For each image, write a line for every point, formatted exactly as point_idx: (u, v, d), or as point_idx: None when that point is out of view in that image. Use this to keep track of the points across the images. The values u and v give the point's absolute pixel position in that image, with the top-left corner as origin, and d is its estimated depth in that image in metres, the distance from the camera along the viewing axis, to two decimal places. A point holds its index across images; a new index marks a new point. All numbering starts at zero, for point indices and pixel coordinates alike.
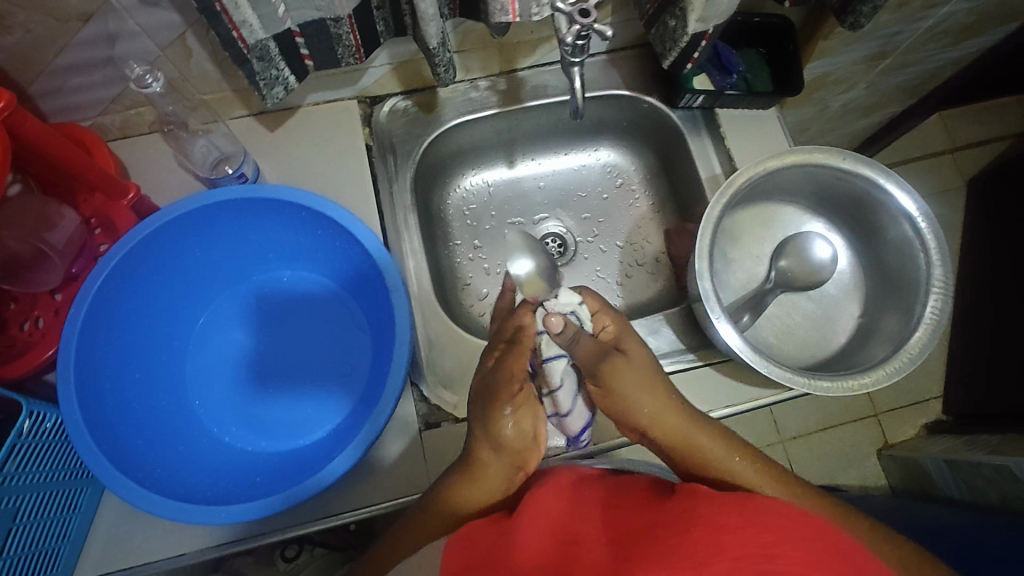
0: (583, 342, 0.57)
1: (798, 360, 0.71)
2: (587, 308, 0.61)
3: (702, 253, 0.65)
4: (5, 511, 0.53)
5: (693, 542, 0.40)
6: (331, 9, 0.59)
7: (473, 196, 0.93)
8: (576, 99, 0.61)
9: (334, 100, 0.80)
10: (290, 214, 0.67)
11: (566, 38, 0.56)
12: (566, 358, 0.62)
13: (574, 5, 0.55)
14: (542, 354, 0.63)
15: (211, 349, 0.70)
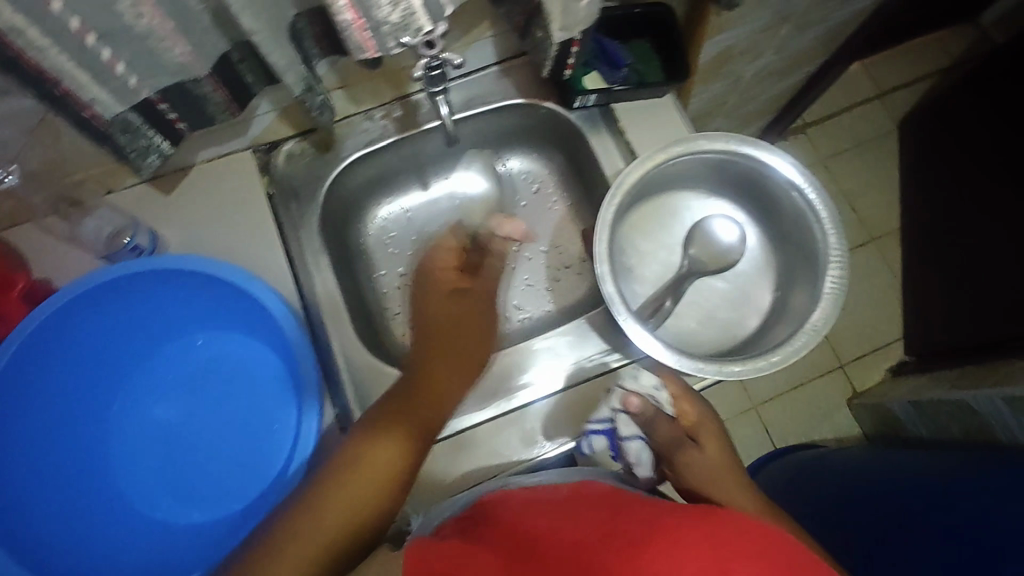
0: (661, 426, 0.67)
1: (718, 345, 0.73)
2: (667, 392, 0.69)
3: (602, 261, 0.65)
4: None
5: (653, 558, 0.43)
6: (186, 71, 0.58)
7: (392, 225, 0.93)
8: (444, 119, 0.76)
9: (227, 153, 0.79)
10: (187, 282, 0.66)
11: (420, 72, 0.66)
12: (639, 436, 0.66)
13: (420, 37, 0.60)
14: (620, 433, 0.67)
15: (133, 427, 0.69)
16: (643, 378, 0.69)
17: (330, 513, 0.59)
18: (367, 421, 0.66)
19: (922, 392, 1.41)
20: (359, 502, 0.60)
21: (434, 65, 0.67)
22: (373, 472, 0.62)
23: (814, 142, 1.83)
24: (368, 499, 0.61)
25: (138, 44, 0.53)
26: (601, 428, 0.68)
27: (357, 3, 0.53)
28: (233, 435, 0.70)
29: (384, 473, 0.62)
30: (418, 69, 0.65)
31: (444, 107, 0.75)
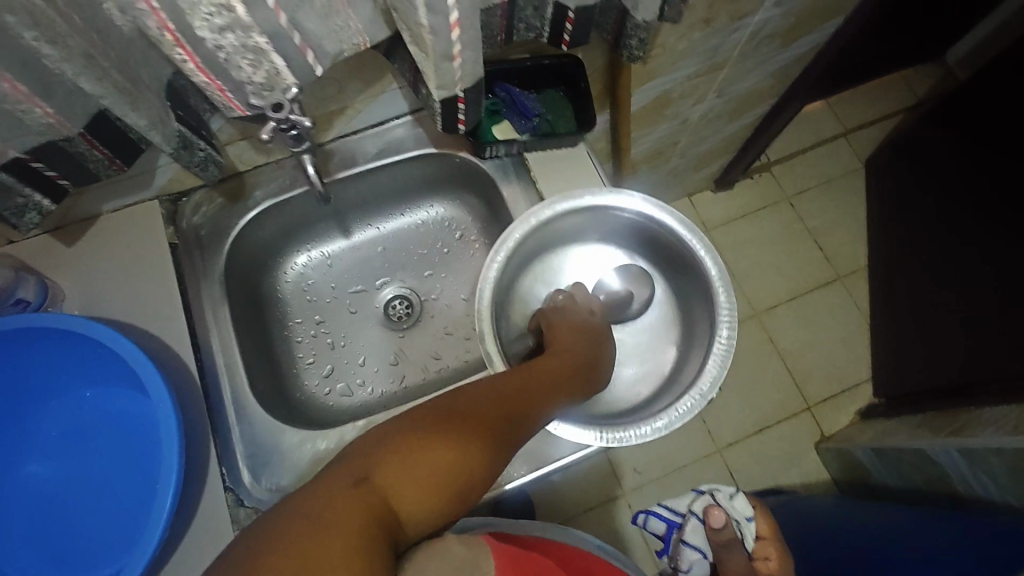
0: (734, 556, 0.73)
1: (621, 404, 0.71)
2: (751, 524, 0.80)
3: (484, 320, 0.67)
4: None
5: None
6: (54, 132, 0.58)
7: (312, 270, 0.92)
8: (312, 182, 0.76)
9: (131, 204, 0.79)
10: (60, 339, 0.64)
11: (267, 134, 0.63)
12: (700, 551, 0.77)
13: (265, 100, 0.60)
14: (685, 536, 0.78)
15: (10, 487, 0.67)
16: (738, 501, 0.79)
17: (407, 479, 0.46)
18: (390, 432, 0.50)
19: (884, 439, 1.35)
20: (434, 487, 0.46)
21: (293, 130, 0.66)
22: (463, 453, 0.49)
23: (779, 180, 1.82)
24: (452, 484, 0.47)
25: None
26: (670, 515, 0.80)
27: (212, 63, 0.54)
28: (112, 491, 0.68)
29: (432, 479, 0.47)
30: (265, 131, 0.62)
31: (307, 165, 0.74)
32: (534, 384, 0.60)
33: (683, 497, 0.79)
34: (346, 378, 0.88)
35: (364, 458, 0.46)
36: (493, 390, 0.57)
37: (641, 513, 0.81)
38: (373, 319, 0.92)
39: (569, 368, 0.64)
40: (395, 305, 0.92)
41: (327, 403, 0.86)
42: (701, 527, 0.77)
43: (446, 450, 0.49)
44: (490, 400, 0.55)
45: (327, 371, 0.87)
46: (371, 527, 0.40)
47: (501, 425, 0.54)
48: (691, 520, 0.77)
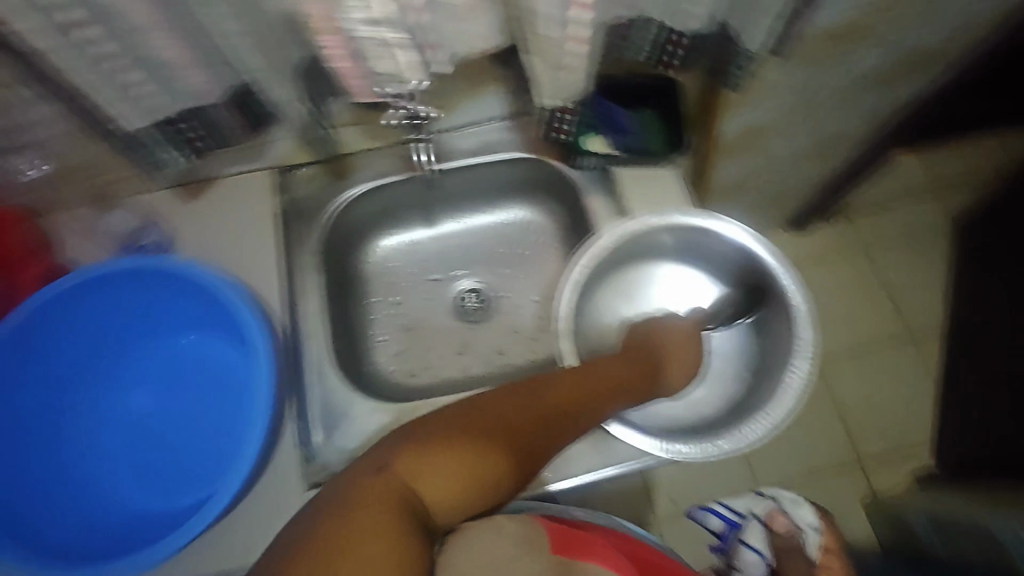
0: (791, 558, 0.84)
1: (689, 420, 0.72)
2: (812, 535, 0.88)
3: (563, 318, 0.70)
4: None
5: None
6: (203, 98, 0.65)
7: (395, 254, 0.97)
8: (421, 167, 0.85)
9: (248, 171, 0.86)
10: (176, 284, 0.70)
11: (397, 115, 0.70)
12: (756, 553, 0.85)
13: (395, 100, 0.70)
14: (744, 536, 0.87)
15: (113, 411, 0.74)
16: (796, 509, 0.89)
17: (432, 483, 0.48)
18: (416, 429, 0.53)
19: (943, 508, 1.29)
20: (460, 488, 0.49)
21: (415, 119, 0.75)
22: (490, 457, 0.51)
23: (857, 228, 1.75)
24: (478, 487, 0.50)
25: (159, 73, 0.59)
26: (730, 516, 0.89)
27: (352, 52, 0.59)
28: (201, 429, 0.73)
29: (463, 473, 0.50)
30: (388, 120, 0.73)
31: (418, 152, 0.85)
32: (573, 392, 0.61)
33: (742, 498, 0.91)
34: (414, 360, 0.92)
35: (389, 451, 0.50)
36: (526, 394, 0.58)
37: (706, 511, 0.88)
38: (446, 308, 0.96)
39: (607, 382, 0.63)
40: (468, 297, 0.96)
41: (393, 381, 0.90)
42: (760, 529, 0.87)
43: (474, 455, 0.51)
44: (522, 406, 0.57)
45: (396, 350, 0.92)
46: (397, 526, 0.44)
47: (531, 432, 0.56)
48: (750, 521, 0.88)
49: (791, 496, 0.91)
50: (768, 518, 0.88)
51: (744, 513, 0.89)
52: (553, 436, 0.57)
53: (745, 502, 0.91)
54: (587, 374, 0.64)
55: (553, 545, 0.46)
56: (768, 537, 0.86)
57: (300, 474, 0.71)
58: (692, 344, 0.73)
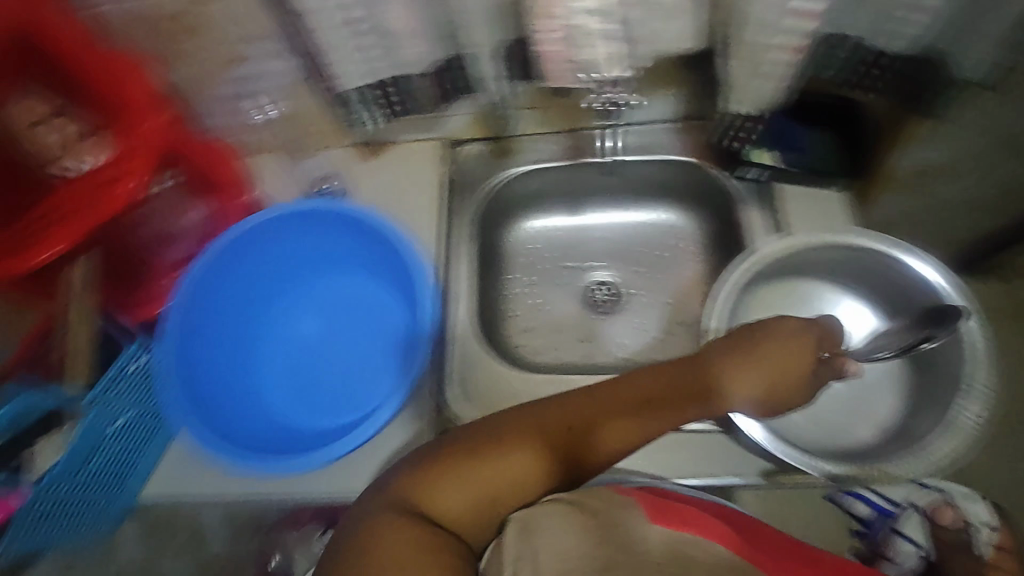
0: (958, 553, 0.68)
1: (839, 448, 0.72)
2: (986, 533, 0.69)
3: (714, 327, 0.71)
4: (96, 435, 0.66)
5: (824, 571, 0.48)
6: (415, 67, 0.70)
7: (534, 238, 1.00)
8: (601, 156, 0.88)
9: (422, 140, 0.92)
10: (361, 230, 0.78)
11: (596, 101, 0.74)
12: (912, 542, 0.69)
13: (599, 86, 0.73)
14: (899, 525, 0.68)
15: (283, 331, 0.82)
16: (971, 504, 0.70)
17: (449, 492, 0.49)
18: (431, 452, 0.52)
19: None
20: (485, 499, 0.49)
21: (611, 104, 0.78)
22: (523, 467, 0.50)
23: None
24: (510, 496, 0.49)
25: (389, 40, 0.66)
26: (881, 504, 0.68)
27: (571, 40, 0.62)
28: (356, 361, 0.81)
29: (478, 490, 0.49)
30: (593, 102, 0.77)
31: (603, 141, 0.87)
32: (623, 404, 0.55)
33: (895, 485, 0.69)
34: (540, 339, 0.95)
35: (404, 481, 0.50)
36: (566, 401, 0.54)
37: (846, 494, 0.69)
38: (576, 296, 0.98)
39: (660, 388, 0.57)
40: (597, 289, 0.98)
41: (519, 356, 0.93)
42: (918, 518, 0.69)
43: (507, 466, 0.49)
44: (562, 412, 0.53)
45: (527, 326, 0.96)
46: (413, 523, 0.46)
47: (569, 442, 0.52)
48: (906, 511, 0.69)
49: (964, 489, 0.70)
50: (932, 511, 0.69)
51: (898, 501, 0.69)
52: (588, 446, 0.53)
53: (901, 490, 0.69)
54: (647, 381, 0.57)
55: (647, 510, 0.48)
56: (931, 528, 0.68)
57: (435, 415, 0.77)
58: (799, 347, 0.60)
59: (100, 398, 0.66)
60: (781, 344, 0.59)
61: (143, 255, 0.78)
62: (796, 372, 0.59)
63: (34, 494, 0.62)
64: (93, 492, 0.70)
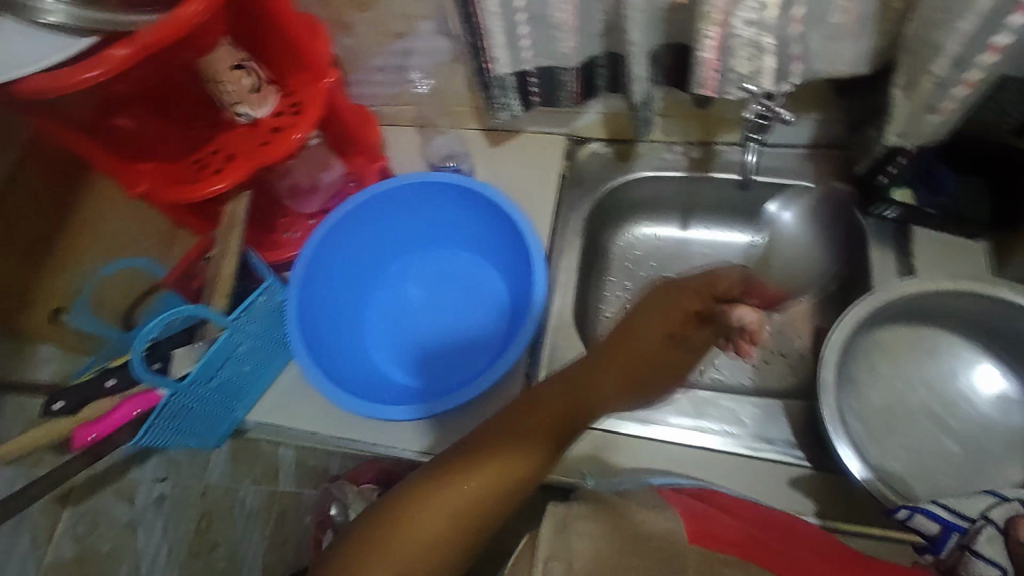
0: None
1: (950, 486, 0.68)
2: None
3: (825, 365, 0.65)
4: (223, 355, 0.71)
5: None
6: (564, 61, 0.74)
7: (640, 244, 1.00)
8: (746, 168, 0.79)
9: (550, 133, 0.95)
10: (483, 207, 0.82)
11: (750, 116, 0.70)
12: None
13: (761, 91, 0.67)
14: (974, 545, 0.53)
15: (392, 291, 0.87)
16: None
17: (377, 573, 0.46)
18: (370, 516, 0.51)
19: None
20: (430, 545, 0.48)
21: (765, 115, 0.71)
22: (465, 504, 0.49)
23: None
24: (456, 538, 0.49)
25: (546, 30, 0.69)
26: (950, 518, 0.57)
27: (722, 48, 0.62)
28: (455, 332, 0.83)
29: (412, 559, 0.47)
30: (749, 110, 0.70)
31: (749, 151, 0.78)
32: (550, 416, 0.56)
33: (972, 499, 0.58)
34: None
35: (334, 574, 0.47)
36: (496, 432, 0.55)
37: (902, 508, 0.59)
38: None
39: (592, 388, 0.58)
40: None
41: None
42: (1003, 540, 0.53)
43: (447, 503, 0.49)
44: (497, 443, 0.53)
45: None
46: None
47: (509, 466, 0.52)
48: (984, 527, 0.54)
49: None
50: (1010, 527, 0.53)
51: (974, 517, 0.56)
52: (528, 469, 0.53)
53: (978, 506, 0.57)
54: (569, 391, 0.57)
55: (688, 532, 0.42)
56: (1014, 546, 0.52)
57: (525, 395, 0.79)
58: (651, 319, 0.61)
59: (236, 323, 0.71)
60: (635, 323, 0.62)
61: (286, 200, 0.86)
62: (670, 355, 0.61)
63: (173, 399, 0.67)
64: (214, 407, 0.75)
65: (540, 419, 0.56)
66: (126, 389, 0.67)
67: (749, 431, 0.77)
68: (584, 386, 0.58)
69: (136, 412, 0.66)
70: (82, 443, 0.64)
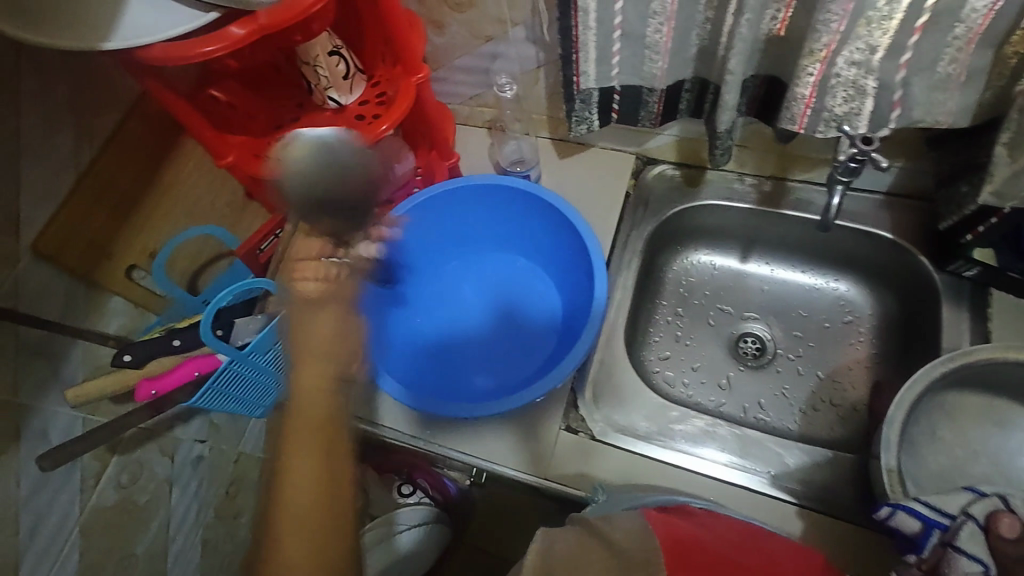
0: None
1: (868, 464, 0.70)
2: None
3: (890, 426, 0.62)
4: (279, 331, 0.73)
5: None
6: (652, 81, 0.73)
7: (696, 272, 0.98)
8: (833, 207, 0.74)
9: (621, 151, 0.95)
10: (549, 215, 0.81)
11: (841, 157, 0.66)
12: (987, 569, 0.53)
13: (858, 132, 0.64)
14: (955, 541, 0.55)
15: (447, 288, 0.87)
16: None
17: None
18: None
19: None
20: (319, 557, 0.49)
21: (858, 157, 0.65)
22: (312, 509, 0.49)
23: None
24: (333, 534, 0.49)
25: (638, 49, 0.69)
26: (931, 515, 0.57)
27: (819, 86, 0.61)
28: (503, 336, 0.83)
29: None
30: (842, 154, 0.65)
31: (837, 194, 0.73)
32: (311, 426, 0.49)
33: (953, 495, 0.58)
34: (677, 370, 0.93)
35: None
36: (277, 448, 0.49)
37: (886, 505, 0.59)
38: (722, 341, 0.95)
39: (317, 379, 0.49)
40: (747, 342, 0.94)
41: (649, 379, 0.92)
42: (982, 535, 0.55)
43: (290, 522, 0.48)
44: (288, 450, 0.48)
45: (665, 355, 0.94)
46: None
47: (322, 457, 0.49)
48: (965, 523, 0.55)
49: None
50: (988, 522, 0.55)
51: (956, 513, 0.56)
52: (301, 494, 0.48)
53: (958, 501, 0.57)
54: (307, 408, 0.49)
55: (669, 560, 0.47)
56: (994, 542, 0.54)
57: (568, 406, 0.79)
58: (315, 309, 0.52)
59: None
60: (308, 336, 0.49)
61: None
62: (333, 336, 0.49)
63: (231, 366, 0.69)
64: (265, 378, 0.77)
65: (309, 426, 0.49)
66: (189, 350, 0.69)
67: (793, 477, 0.75)
68: (319, 385, 0.49)
69: (195, 373, 0.69)
70: (144, 398, 0.67)
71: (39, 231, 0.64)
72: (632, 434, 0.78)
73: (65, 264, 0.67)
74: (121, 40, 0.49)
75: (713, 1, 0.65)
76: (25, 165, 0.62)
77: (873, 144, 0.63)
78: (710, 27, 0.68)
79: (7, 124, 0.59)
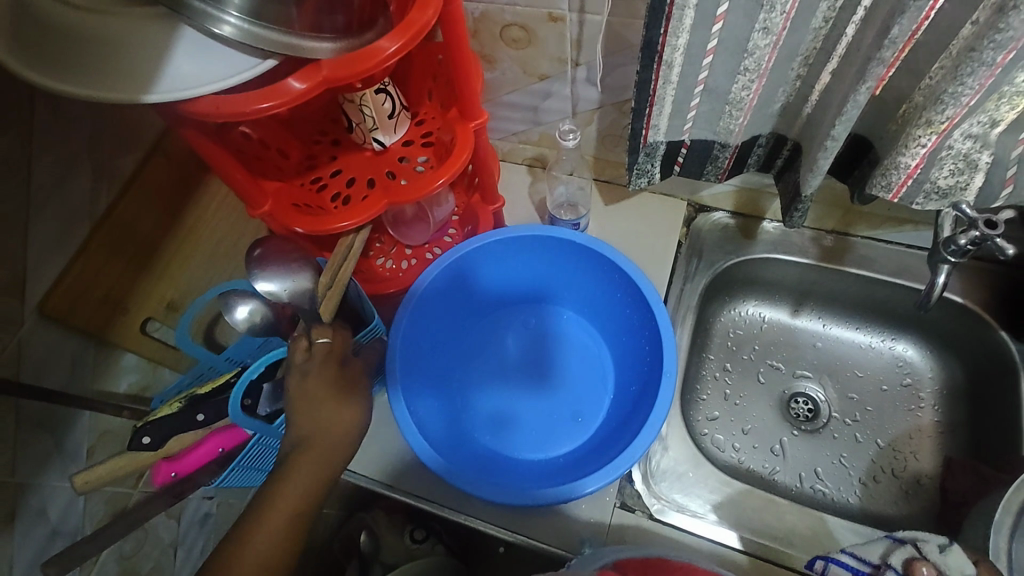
0: None
1: None
2: None
3: (998, 531, 0.58)
4: None
5: None
6: (726, 136, 0.68)
7: (743, 324, 0.92)
8: (933, 291, 0.68)
9: (671, 197, 0.91)
10: (607, 272, 0.77)
11: (959, 241, 0.62)
12: None
13: (979, 215, 0.61)
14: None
15: (490, 344, 0.84)
16: (954, 559, 0.52)
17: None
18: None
19: None
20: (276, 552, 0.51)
21: (975, 242, 0.63)
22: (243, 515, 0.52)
23: None
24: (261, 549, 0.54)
25: (719, 104, 0.63)
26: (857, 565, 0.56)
27: (927, 158, 0.56)
28: (539, 401, 0.80)
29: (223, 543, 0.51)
30: (963, 239, 0.62)
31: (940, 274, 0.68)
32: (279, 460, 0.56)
33: (874, 543, 0.56)
34: (727, 434, 0.87)
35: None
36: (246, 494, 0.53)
37: (819, 559, 0.59)
38: (773, 400, 0.89)
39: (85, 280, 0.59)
40: (798, 403, 0.88)
41: (699, 443, 0.86)
42: None
43: None
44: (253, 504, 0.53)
45: (714, 415, 0.88)
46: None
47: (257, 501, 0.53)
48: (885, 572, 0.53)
49: (944, 539, 0.54)
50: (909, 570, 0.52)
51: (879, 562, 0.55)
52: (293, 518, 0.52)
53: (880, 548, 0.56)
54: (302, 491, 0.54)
55: None
56: None
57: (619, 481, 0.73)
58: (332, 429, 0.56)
59: None
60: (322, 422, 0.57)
61: (390, 228, 0.82)
62: (349, 430, 0.59)
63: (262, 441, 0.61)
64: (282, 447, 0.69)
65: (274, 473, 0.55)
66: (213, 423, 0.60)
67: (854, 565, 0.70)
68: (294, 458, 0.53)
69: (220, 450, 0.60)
70: (161, 482, 0.59)
71: (49, 287, 0.56)
72: (687, 511, 0.72)
73: (77, 325, 0.59)
74: (164, 93, 0.42)
75: (810, 58, 0.60)
76: (35, 216, 0.54)
77: (996, 228, 0.61)
78: (800, 84, 0.63)
79: (17, 173, 0.51)
